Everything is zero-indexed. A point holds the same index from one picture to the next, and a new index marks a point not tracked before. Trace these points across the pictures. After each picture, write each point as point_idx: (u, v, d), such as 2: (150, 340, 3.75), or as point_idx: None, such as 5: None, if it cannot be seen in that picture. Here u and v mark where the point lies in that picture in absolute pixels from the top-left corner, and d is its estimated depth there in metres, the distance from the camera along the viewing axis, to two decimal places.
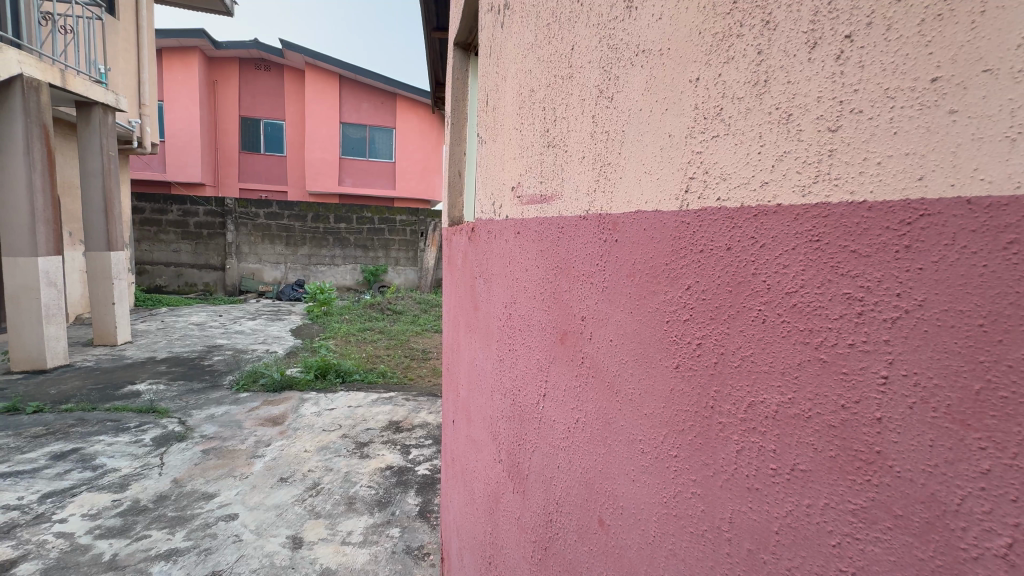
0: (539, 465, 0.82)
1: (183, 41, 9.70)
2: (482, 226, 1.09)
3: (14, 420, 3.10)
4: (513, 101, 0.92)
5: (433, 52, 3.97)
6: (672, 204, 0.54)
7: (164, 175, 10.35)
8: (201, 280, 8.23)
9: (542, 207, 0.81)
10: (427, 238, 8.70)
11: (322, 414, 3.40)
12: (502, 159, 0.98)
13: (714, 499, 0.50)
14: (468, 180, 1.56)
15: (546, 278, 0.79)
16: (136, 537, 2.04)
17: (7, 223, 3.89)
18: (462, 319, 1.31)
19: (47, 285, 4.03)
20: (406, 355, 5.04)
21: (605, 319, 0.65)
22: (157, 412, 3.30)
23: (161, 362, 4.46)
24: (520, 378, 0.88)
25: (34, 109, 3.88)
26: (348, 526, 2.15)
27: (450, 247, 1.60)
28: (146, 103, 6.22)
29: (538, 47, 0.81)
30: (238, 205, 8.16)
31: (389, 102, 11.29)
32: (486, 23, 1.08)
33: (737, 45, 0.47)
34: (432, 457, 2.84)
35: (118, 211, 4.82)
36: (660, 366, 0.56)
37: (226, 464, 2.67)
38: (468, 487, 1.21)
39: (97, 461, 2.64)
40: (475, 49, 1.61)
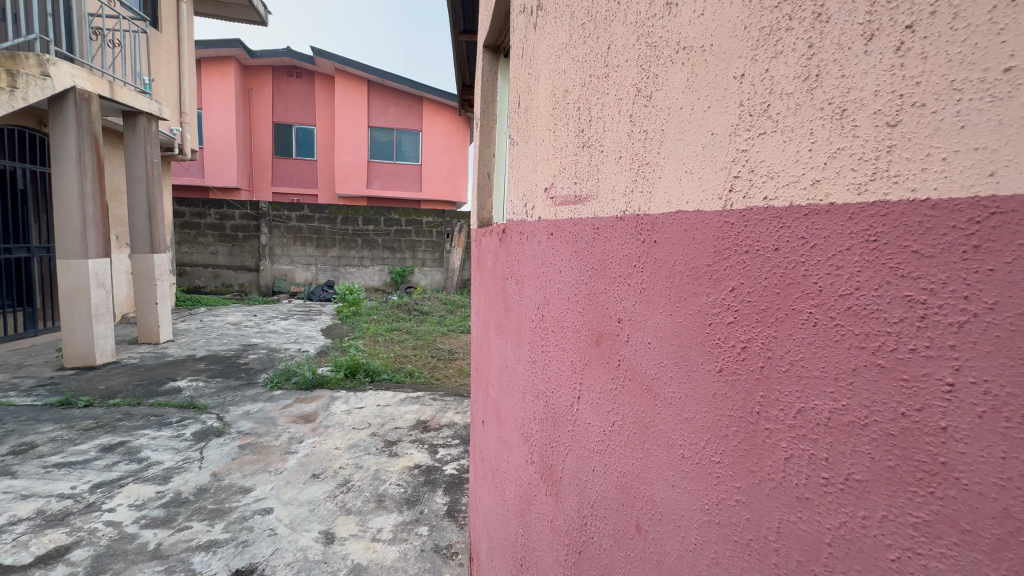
0: (573, 468, 0.81)
1: (220, 51, 10.08)
2: (514, 227, 1.09)
3: (67, 413, 3.29)
4: (547, 102, 0.91)
5: (460, 56, 4.00)
6: (715, 204, 0.53)
7: (202, 180, 10.78)
8: (237, 281, 8.53)
9: (576, 207, 0.80)
10: (453, 239, 8.80)
11: (352, 412, 3.47)
12: (535, 160, 0.98)
13: (761, 507, 0.48)
14: (498, 182, 1.58)
15: (580, 280, 0.78)
16: (177, 527, 2.12)
17: (61, 227, 4.10)
18: (492, 320, 1.32)
19: (97, 287, 4.25)
20: (433, 356, 5.09)
21: (643, 321, 0.64)
22: (196, 408, 3.44)
23: (201, 360, 4.64)
24: (554, 380, 0.87)
25: (85, 119, 4.09)
26: (378, 523, 2.19)
27: (479, 248, 1.62)
28: (187, 110, 6.45)
29: (572, 47, 0.81)
30: (272, 208, 8.43)
31: (416, 106, 11.45)
32: (519, 24, 1.08)
33: (786, 39, 0.46)
34: (459, 457, 2.86)
35: (161, 215, 5.04)
36: (701, 370, 0.55)
37: (261, 459, 2.76)
38: (499, 487, 1.21)
39: (142, 454, 2.76)
40: (505, 52, 1.60)
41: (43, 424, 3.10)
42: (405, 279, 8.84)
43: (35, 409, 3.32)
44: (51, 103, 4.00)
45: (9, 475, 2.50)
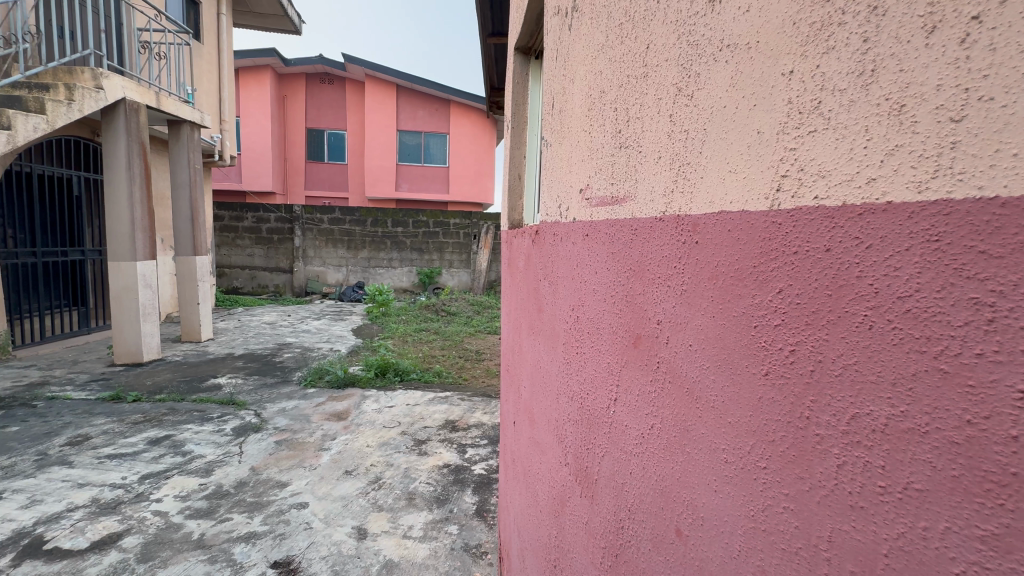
0: (608, 470, 0.81)
1: (257, 60, 10.45)
2: (547, 229, 1.09)
3: (117, 407, 3.47)
4: (582, 104, 0.91)
5: (488, 59, 4.02)
6: (760, 204, 0.52)
7: (240, 185, 11.20)
8: (272, 282, 8.81)
9: (612, 209, 0.80)
10: (480, 241, 8.86)
11: (383, 411, 3.54)
12: (569, 162, 0.98)
13: (810, 516, 0.47)
14: (529, 184, 1.59)
15: (617, 282, 0.78)
16: (219, 519, 2.21)
17: (112, 231, 4.33)
18: (524, 321, 1.33)
19: (145, 287, 4.46)
20: (461, 357, 5.13)
21: (683, 324, 0.63)
22: (236, 404, 3.58)
23: (239, 358, 4.82)
24: (589, 382, 0.87)
25: (133, 128, 4.31)
26: (409, 521, 2.22)
27: (510, 249, 1.63)
28: (226, 118, 6.72)
29: (609, 48, 0.80)
30: (305, 211, 8.68)
31: (444, 109, 11.58)
32: (553, 26, 1.08)
33: (838, 34, 0.44)
34: (488, 457, 2.88)
35: (203, 219, 5.27)
36: (747, 374, 0.54)
37: (296, 455, 2.84)
38: (532, 489, 1.21)
39: (186, 447, 2.89)
40: (537, 53, 1.60)
41: (97, 417, 3.28)
42: (433, 280, 8.96)
43: (89, 403, 3.53)
44: (104, 114, 4.23)
45: (67, 464, 2.66)
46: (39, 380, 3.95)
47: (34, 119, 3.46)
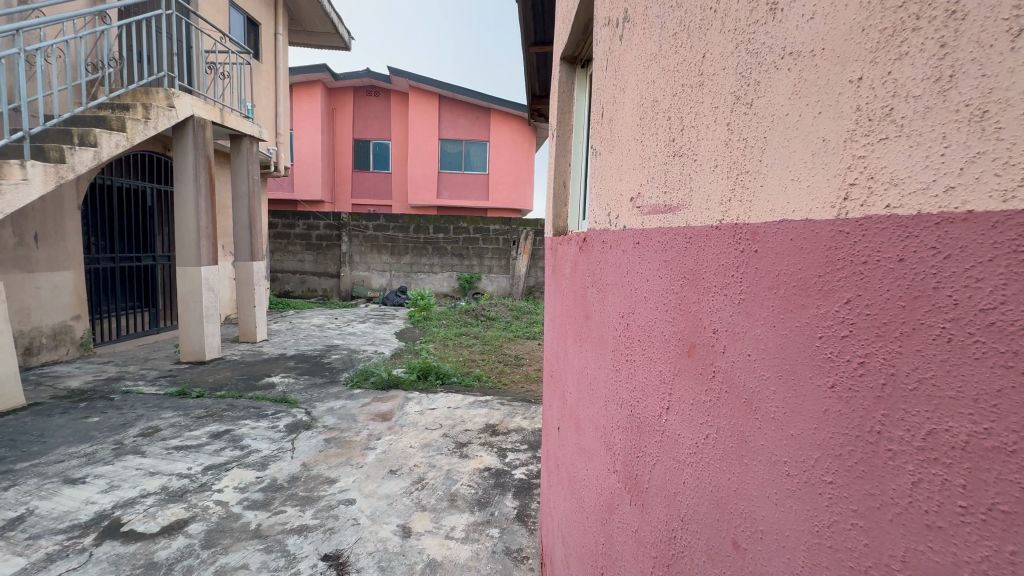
0: (658, 478, 0.81)
1: (309, 76, 11.00)
2: (596, 236, 1.10)
3: (183, 402, 3.73)
4: (633, 113, 0.91)
5: (531, 67, 4.06)
6: (827, 213, 0.51)
7: (291, 194, 11.78)
8: (320, 287, 9.20)
9: (665, 217, 0.80)
10: (520, 246, 8.92)
11: (425, 413, 3.62)
12: (620, 169, 0.98)
13: (882, 534, 0.46)
14: (575, 191, 1.60)
15: (671, 289, 0.77)
16: (274, 511, 2.33)
17: (180, 238, 4.65)
18: (570, 327, 1.34)
19: (208, 291, 4.76)
20: (500, 361, 5.17)
21: (741, 332, 0.62)
22: (288, 403, 3.77)
23: (291, 358, 5.07)
24: (639, 390, 0.87)
25: (200, 142, 4.63)
26: (451, 522, 2.26)
27: (555, 256, 1.65)
28: (281, 131, 7.10)
29: (663, 57, 0.80)
30: (352, 219, 9.01)
31: (484, 117, 11.76)
32: (603, 37, 1.09)
33: (912, 40, 0.43)
34: (528, 462, 2.88)
35: (259, 226, 5.57)
36: (811, 385, 0.53)
37: (344, 453, 2.96)
38: (578, 495, 1.21)
39: (244, 442, 3.07)
40: (583, 62, 1.61)
41: (165, 411, 3.54)
42: (473, 285, 9.09)
43: (158, 397, 3.80)
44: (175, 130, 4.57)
45: (140, 453, 2.87)
46: (115, 374, 4.30)
47: (117, 136, 3.79)
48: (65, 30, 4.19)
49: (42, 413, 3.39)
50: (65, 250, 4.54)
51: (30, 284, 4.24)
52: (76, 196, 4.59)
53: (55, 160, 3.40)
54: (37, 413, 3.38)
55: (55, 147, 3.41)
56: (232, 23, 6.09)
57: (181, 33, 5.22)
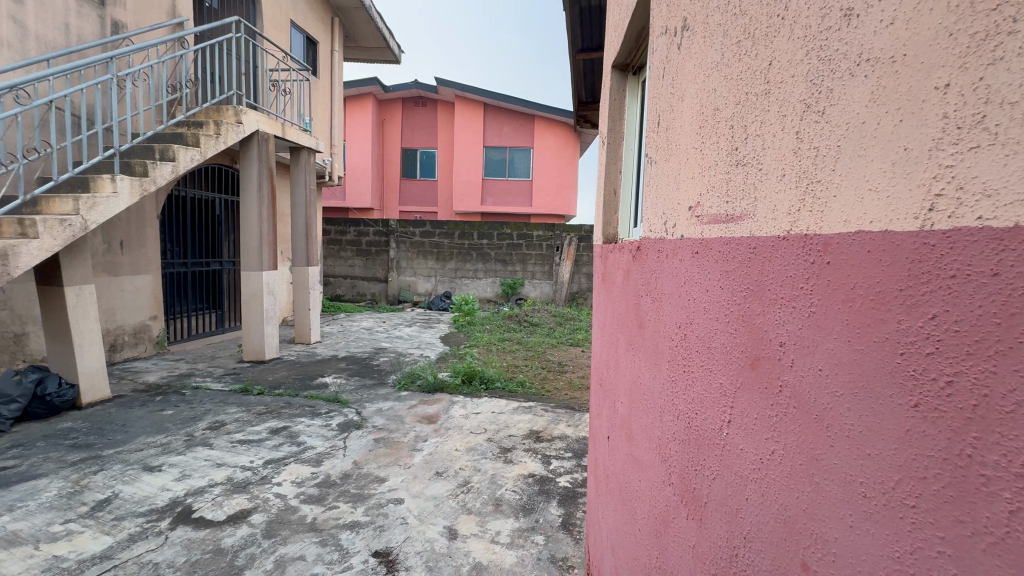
0: (717, 493, 0.79)
1: (360, 89, 11.48)
2: (651, 245, 1.09)
3: (246, 398, 3.98)
4: (692, 120, 0.90)
5: (577, 74, 4.06)
6: (910, 224, 0.49)
7: (343, 202, 12.31)
8: (369, 291, 9.54)
9: (727, 227, 0.78)
10: (563, 253, 8.90)
11: (469, 417, 3.67)
12: (677, 178, 0.97)
13: (974, 564, 0.43)
14: (625, 198, 1.60)
15: (733, 300, 0.76)
16: (328, 506, 2.44)
17: (245, 245, 4.97)
18: (622, 336, 1.33)
19: (268, 294, 5.05)
20: (544, 368, 5.17)
21: (811, 347, 0.61)
22: (340, 402, 3.93)
23: (342, 360, 5.29)
24: (698, 402, 0.85)
25: (264, 155, 4.93)
26: (496, 526, 2.28)
27: (605, 263, 1.64)
28: (336, 143, 7.46)
29: (725, 66, 0.79)
30: (399, 225, 9.30)
31: (528, 123, 11.84)
32: (660, 45, 1.09)
33: (1007, 45, 0.41)
34: (572, 471, 2.86)
35: (315, 233, 5.86)
36: (891, 405, 0.51)
37: (392, 453, 3.05)
38: (629, 506, 1.20)
39: (300, 438, 3.23)
40: (635, 69, 1.60)
41: (230, 406, 3.79)
42: (516, 291, 9.14)
43: (223, 393, 4.07)
44: (242, 144, 4.90)
45: (208, 446, 3.08)
46: (186, 371, 4.65)
47: (192, 151, 4.10)
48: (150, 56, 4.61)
49: (125, 405, 3.71)
50: (144, 255, 4.95)
51: (115, 287, 4.67)
52: (155, 206, 4.97)
53: (140, 174, 3.72)
54: (120, 405, 3.70)
55: (139, 162, 3.74)
56: (292, 43, 6.47)
57: (248, 54, 5.60)
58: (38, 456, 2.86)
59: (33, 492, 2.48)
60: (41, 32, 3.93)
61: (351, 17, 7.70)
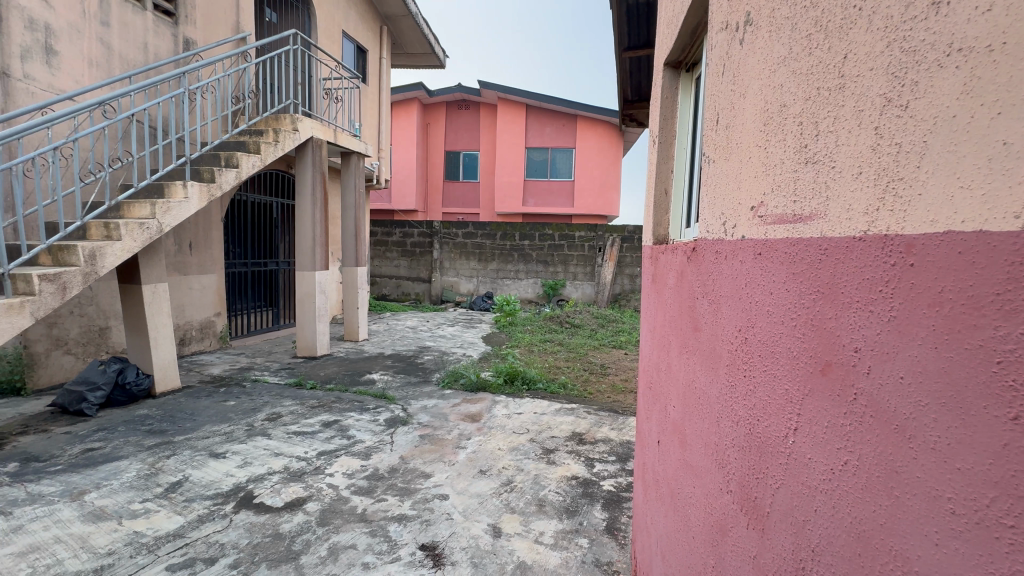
0: (781, 502, 0.76)
1: (406, 94, 11.80)
2: (708, 246, 1.07)
3: (300, 392, 4.19)
4: (756, 118, 0.88)
5: (623, 72, 4.00)
6: (1007, 223, 0.46)
7: (389, 204, 12.70)
8: (413, 291, 9.78)
9: (794, 227, 0.75)
10: (605, 253, 8.80)
11: (512, 417, 3.70)
12: (739, 177, 0.94)
13: None
14: (678, 198, 1.57)
15: (800, 303, 0.73)
16: (377, 498, 2.53)
17: (299, 246, 5.21)
18: (675, 339, 1.30)
19: (320, 293, 5.28)
20: (586, 370, 5.12)
21: (891, 353, 0.58)
22: (387, 398, 4.06)
23: (388, 357, 5.46)
24: (760, 408, 0.83)
25: (318, 160, 5.16)
26: (540, 527, 2.29)
27: (655, 265, 1.62)
28: (383, 147, 7.71)
29: (793, 60, 0.77)
30: (443, 227, 9.48)
31: (570, 123, 11.77)
32: (719, 42, 1.07)
33: None
34: (617, 475, 2.82)
35: (364, 235, 6.06)
36: (984, 417, 0.47)
37: (437, 450, 3.12)
38: (682, 513, 1.18)
39: (350, 432, 3.36)
40: (688, 66, 1.56)
41: (285, 399, 3.99)
42: (557, 292, 9.11)
43: (280, 387, 4.29)
44: (298, 150, 5.15)
45: (267, 435, 3.27)
46: (246, 365, 4.94)
47: (253, 158, 4.34)
48: (217, 70, 4.94)
49: (193, 395, 3.99)
50: (210, 255, 5.30)
51: (185, 285, 5.03)
52: (220, 210, 5.32)
53: (207, 180, 3.99)
54: (189, 395, 3.98)
55: (207, 169, 4.00)
56: (344, 52, 6.74)
57: (304, 64, 5.89)
58: (120, 439, 3.12)
59: (116, 472, 2.72)
60: (124, 51, 4.29)
61: (399, 24, 7.93)
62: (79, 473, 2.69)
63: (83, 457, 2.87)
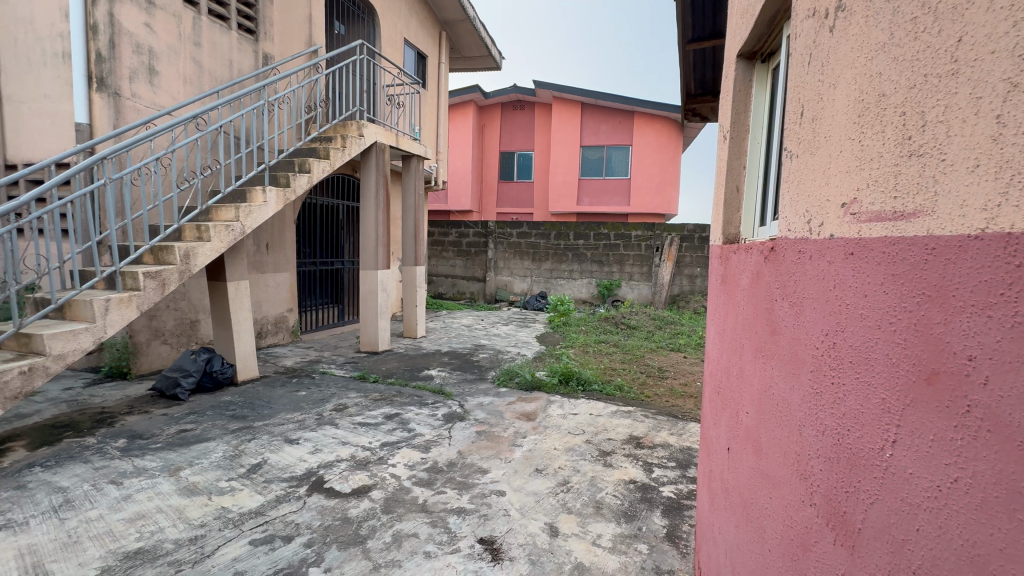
0: (875, 519, 0.72)
1: (462, 97, 12.05)
2: (789, 245, 1.01)
3: (364, 384, 4.40)
4: (848, 109, 0.83)
5: (685, 66, 3.87)
6: None
7: (445, 205, 13.03)
8: (468, 290, 9.98)
9: (893, 225, 0.70)
10: (663, 253, 8.55)
11: (567, 417, 3.69)
12: (826, 172, 0.89)
13: None
14: (751, 195, 1.50)
15: (901, 306, 0.68)
16: (437, 490, 2.62)
17: (364, 246, 5.47)
18: (748, 342, 1.25)
19: (382, 291, 5.52)
20: (643, 372, 5.00)
21: (1015, 364, 0.53)
22: (445, 394, 4.18)
23: (445, 354, 5.61)
24: (851, 417, 0.78)
25: (381, 164, 5.38)
26: (598, 529, 2.27)
27: (725, 265, 1.55)
28: (441, 150, 7.92)
29: (894, 46, 0.72)
30: (497, 227, 9.59)
31: (627, 120, 11.52)
32: (804, 30, 1.01)
33: None
34: (677, 481, 2.74)
35: (422, 235, 6.26)
36: None
37: (494, 446, 3.17)
38: (756, 524, 1.13)
39: (410, 425, 3.49)
40: (764, 56, 1.48)
41: (351, 391, 4.22)
42: (612, 293, 8.95)
43: (345, 379, 4.54)
44: (363, 155, 5.41)
45: (335, 425, 3.47)
46: (315, 358, 5.26)
47: (323, 163, 4.61)
48: (291, 81, 5.28)
49: (269, 384, 4.32)
50: (284, 255, 5.69)
51: (262, 282, 5.43)
52: (293, 212, 5.69)
53: (284, 184, 4.29)
54: (266, 384, 4.30)
55: (284, 174, 4.30)
56: (405, 58, 7.00)
57: (369, 72, 6.17)
58: (208, 422, 3.43)
59: (206, 452, 2.99)
60: (213, 69, 4.70)
61: (457, 29, 8.12)
62: (175, 451, 2.99)
63: (178, 437, 3.18)
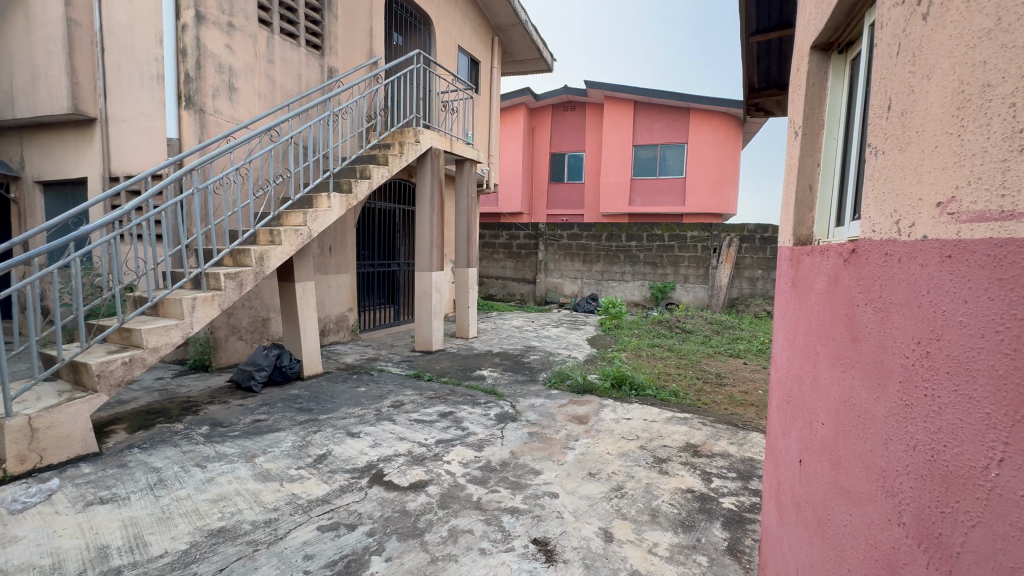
0: (978, 543, 0.66)
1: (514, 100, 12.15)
2: (874, 247, 0.96)
3: (419, 383, 4.55)
4: (945, 102, 0.77)
5: (749, 59, 3.70)
6: None
7: (496, 207, 13.19)
8: (518, 292, 10.04)
9: (1001, 225, 0.65)
10: (721, 255, 8.21)
11: (621, 422, 3.63)
12: (918, 169, 0.83)
13: None
14: (827, 194, 1.43)
15: (1009, 313, 0.63)
16: (491, 488, 2.66)
17: (419, 248, 5.65)
18: (825, 349, 1.18)
19: (435, 292, 5.67)
20: (699, 378, 4.82)
21: None
22: (497, 394, 4.24)
23: (496, 355, 5.68)
24: (947, 431, 0.72)
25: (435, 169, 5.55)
26: (654, 537, 2.22)
27: (798, 269, 1.47)
28: (493, 153, 8.03)
29: (1003, 31, 0.66)
30: (548, 228, 9.59)
31: (682, 117, 11.16)
32: (893, 18, 0.95)
33: None
34: (739, 493, 2.62)
35: (474, 237, 6.37)
36: None
37: (547, 448, 3.18)
38: (834, 542, 1.06)
39: (464, 424, 3.57)
40: (842, 46, 1.40)
41: (407, 389, 4.37)
42: (666, 295, 8.69)
43: (401, 377, 4.71)
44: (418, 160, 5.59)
45: (392, 420, 3.61)
46: (373, 356, 5.49)
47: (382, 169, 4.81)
48: (353, 92, 5.56)
49: (332, 380, 4.56)
50: (345, 257, 5.99)
51: (325, 283, 5.75)
52: (354, 216, 5.97)
53: (347, 190, 4.51)
54: (329, 379, 4.55)
55: (346, 180, 4.52)
56: (459, 65, 7.16)
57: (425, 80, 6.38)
58: (279, 414, 3.68)
59: (277, 441, 3.21)
60: (284, 83, 5.04)
61: (509, 33, 8.20)
62: (250, 439, 3.23)
63: (253, 426, 3.43)
